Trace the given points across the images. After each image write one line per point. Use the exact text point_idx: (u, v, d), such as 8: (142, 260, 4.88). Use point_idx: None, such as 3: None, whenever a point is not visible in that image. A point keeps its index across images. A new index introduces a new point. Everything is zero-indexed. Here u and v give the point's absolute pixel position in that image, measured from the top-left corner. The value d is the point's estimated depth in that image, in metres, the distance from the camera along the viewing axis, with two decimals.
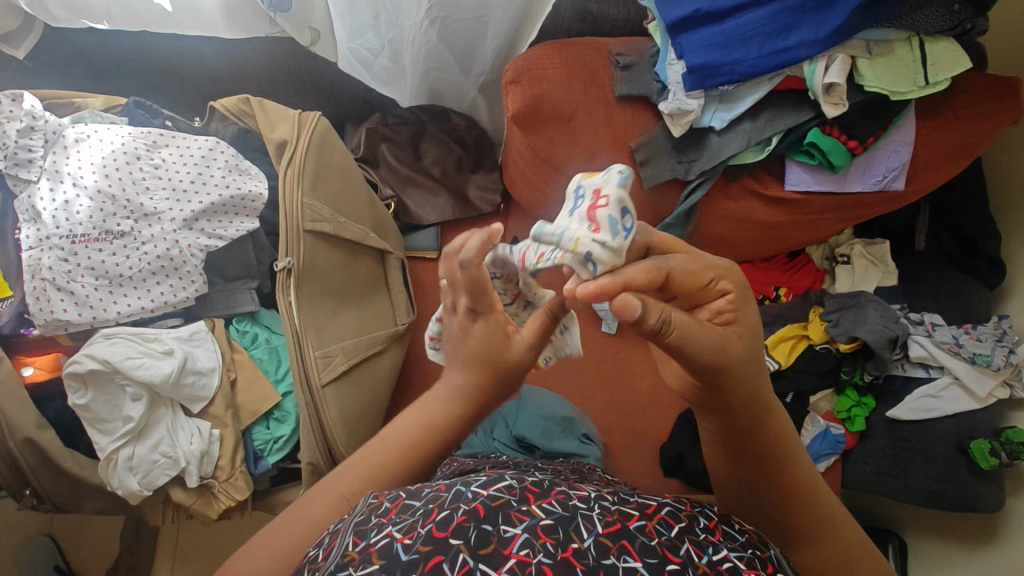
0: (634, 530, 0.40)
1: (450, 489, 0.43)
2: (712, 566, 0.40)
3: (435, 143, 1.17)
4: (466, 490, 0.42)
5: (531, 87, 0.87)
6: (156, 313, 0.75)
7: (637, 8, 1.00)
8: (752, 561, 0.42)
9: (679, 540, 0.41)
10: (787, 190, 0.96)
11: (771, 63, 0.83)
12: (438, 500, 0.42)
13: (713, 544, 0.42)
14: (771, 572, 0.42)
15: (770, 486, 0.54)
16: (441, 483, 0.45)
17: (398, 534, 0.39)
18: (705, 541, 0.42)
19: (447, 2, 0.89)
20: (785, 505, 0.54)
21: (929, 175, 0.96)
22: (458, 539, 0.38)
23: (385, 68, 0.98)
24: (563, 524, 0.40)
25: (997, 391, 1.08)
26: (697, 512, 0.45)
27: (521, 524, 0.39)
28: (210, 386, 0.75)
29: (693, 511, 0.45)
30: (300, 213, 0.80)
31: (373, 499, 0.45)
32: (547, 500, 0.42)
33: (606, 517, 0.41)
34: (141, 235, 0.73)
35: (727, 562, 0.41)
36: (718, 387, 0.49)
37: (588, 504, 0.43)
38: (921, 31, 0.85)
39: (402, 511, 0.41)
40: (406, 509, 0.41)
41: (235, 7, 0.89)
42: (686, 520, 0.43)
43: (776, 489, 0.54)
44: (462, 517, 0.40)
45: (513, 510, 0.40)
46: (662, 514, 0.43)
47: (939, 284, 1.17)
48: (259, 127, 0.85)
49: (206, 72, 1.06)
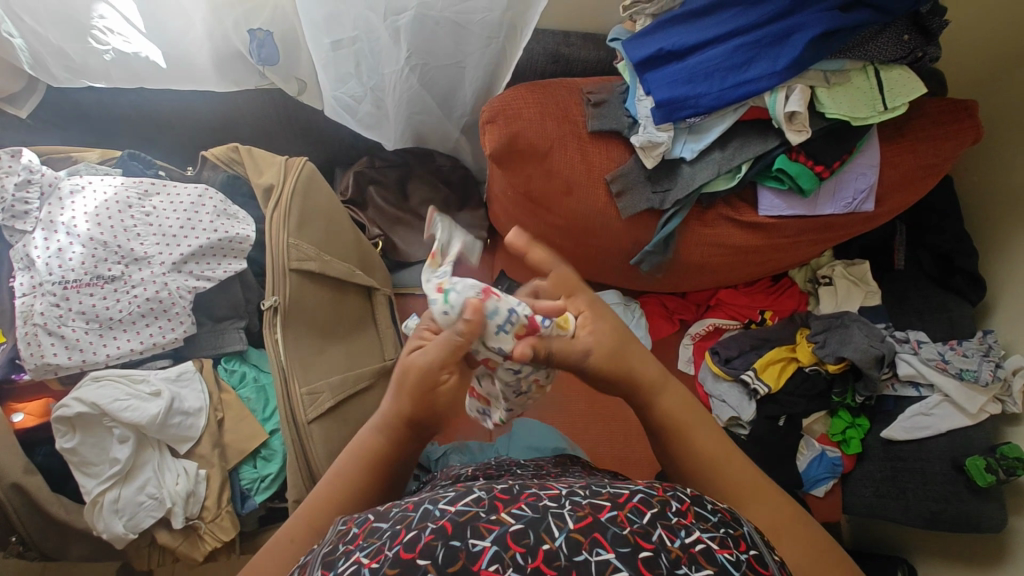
0: (606, 522, 0.41)
1: (417, 508, 0.44)
2: (686, 550, 0.40)
3: (422, 183, 1.21)
4: (434, 509, 0.43)
5: (507, 126, 0.92)
6: (145, 354, 0.77)
7: (606, 50, 1.06)
8: (725, 540, 0.42)
9: (651, 526, 0.41)
10: (760, 215, 1.00)
11: (733, 95, 0.87)
12: (405, 521, 0.42)
13: (684, 527, 0.42)
14: (744, 549, 0.42)
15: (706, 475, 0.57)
16: (409, 502, 0.46)
17: (365, 559, 0.40)
18: (677, 525, 0.42)
19: (425, 50, 0.95)
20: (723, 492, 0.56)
21: (897, 196, 0.99)
22: (425, 559, 0.38)
23: (368, 114, 1.02)
24: (534, 527, 0.40)
25: (989, 406, 1.07)
26: (670, 496, 0.45)
27: (489, 535, 0.40)
28: (197, 426, 0.76)
29: (664, 495, 0.45)
30: (286, 253, 0.83)
31: (342, 526, 0.45)
32: (517, 505, 0.43)
33: (578, 513, 0.42)
34: (131, 279, 0.75)
35: (699, 543, 0.41)
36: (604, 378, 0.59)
37: (559, 503, 0.43)
38: (875, 61, 0.90)
39: (370, 535, 0.42)
40: (373, 532, 0.42)
41: (226, 62, 0.95)
42: (657, 506, 0.44)
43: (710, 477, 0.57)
44: (429, 536, 0.40)
45: (481, 522, 0.41)
46: (633, 502, 0.43)
47: (921, 302, 1.19)
48: (247, 173, 0.89)
49: (200, 124, 1.11)
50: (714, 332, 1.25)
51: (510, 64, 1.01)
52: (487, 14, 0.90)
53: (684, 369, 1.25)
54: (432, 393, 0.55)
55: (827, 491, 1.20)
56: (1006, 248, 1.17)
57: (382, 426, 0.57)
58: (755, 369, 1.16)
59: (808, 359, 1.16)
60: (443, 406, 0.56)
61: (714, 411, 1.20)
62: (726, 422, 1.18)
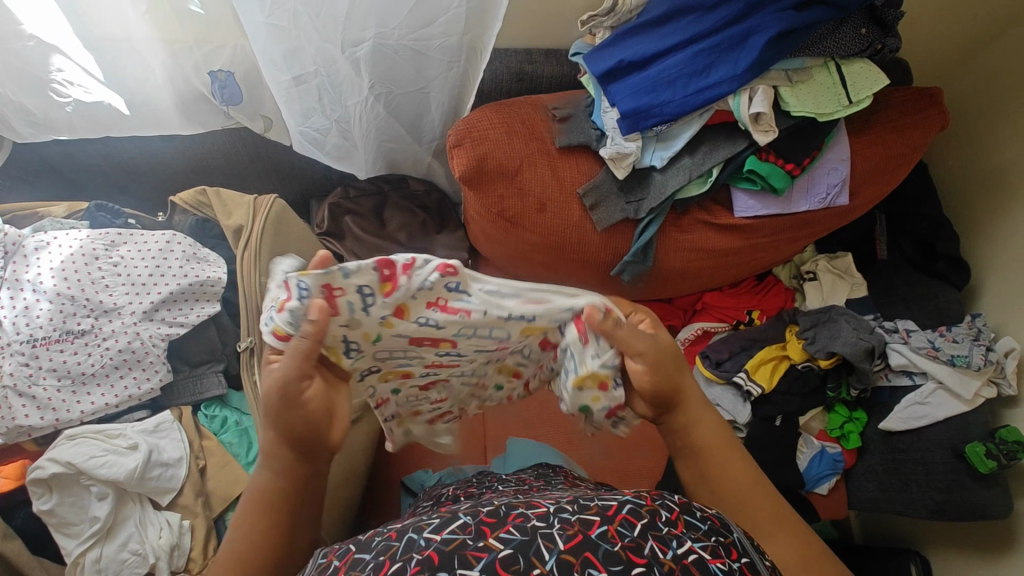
0: (597, 539, 0.40)
1: (401, 537, 0.42)
2: (678, 561, 0.39)
3: (397, 210, 1.22)
4: (419, 538, 0.41)
5: (473, 148, 0.91)
6: (122, 407, 0.75)
7: (569, 65, 1.07)
8: (717, 549, 0.41)
9: (643, 539, 0.40)
10: (737, 217, 0.99)
11: (697, 101, 0.87)
12: (389, 551, 0.41)
13: (676, 538, 0.41)
14: (736, 558, 0.41)
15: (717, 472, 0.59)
16: (392, 529, 0.44)
17: None
18: (669, 536, 0.41)
19: (388, 78, 0.95)
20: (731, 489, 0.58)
21: (871, 187, 0.99)
22: None
23: (336, 145, 1.02)
24: (523, 551, 0.39)
25: (985, 390, 1.06)
26: (660, 504, 0.44)
27: (478, 564, 0.38)
28: (178, 476, 0.74)
29: (654, 504, 0.44)
30: (259, 293, 0.82)
31: (322, 559, 0.44)
32: (504, 528, 0.41)
33: (568, 531, 0.40)
34: (102, 332, 0.74)
35: (692, 554, 0.40)
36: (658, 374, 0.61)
37: (547, 520, 0.41)
38: (836, 56, 0.90)
39: (352, 568, 0.41)
40: (355, 565, 0.41)
41: (190, 105, 0.95)
42: (648, 516, 0.42)
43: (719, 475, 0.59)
44: (416, 567, 0.39)
45: (469, 549, 0.39)
46: (623, 514, 0.42)
47: (908, 290, 1.18)
48: (216, 215, 0.89)
49: (171, 169, 1.11)
50: (703, 336, 1.25)
51: (474, 84, 1.02)
52: (444, 38, 0.90)
53: None
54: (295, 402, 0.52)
55: (831, 488, 1.19)
56: (987, 229, 1.17)
57: (266, 461, 0.55)
58: (747, 370, 1.15)
59: (798, 353, 1.15)
60: (315, 416, 0.53)
61: None
62: None
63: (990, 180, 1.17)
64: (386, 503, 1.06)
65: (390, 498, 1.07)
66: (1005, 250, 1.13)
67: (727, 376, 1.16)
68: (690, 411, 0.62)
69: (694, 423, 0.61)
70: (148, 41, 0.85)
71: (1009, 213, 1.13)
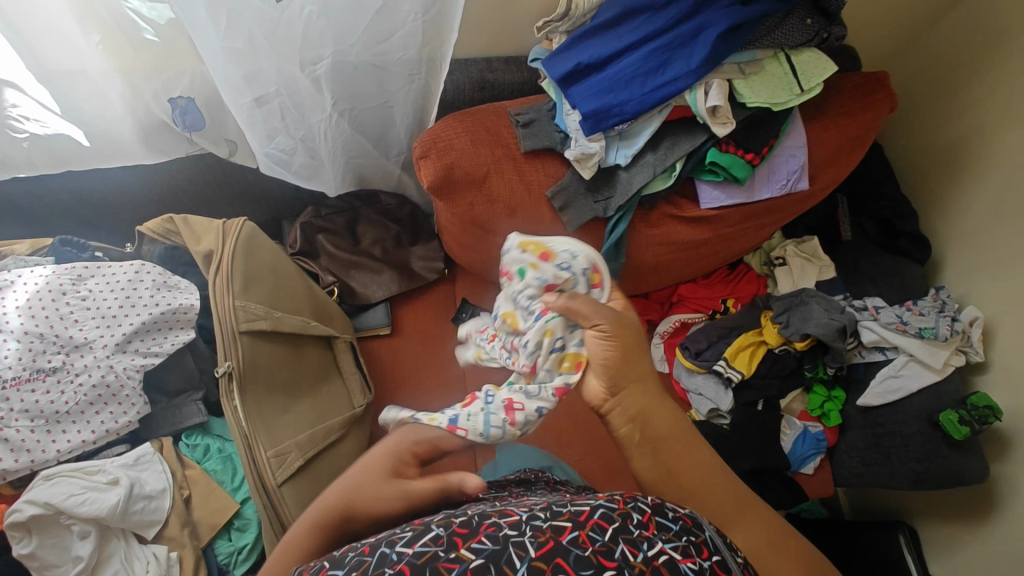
0: (567, 545, 0.41)
1: (374, 551, 0.42)
2: (648, 563, 0.41)
3: (371, 225, 1.23)
4: (391, 553, 0.42)
5: (440, 158, 0.92)
6: (100, 443, 0.74)
7: (529, 70, 1.09)
8: (687, 549, 0.44)
9: (613, 543, 0.42)
10: (702, 209, 1.02)
11: (655, 98, 0.90)
12: (361, 566, 0.41)
13: (647, 540, 0.43)
14: (706, 556, 0.44)
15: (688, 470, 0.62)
16: (365, 544, 0.44)
17: None
18: (640, 538, 0.43)
19: (350, 95, 0.95)
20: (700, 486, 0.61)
21: (829, 170, 1.02)
22: None
23: (303, 164, 1.02)
24: (495, 560, 0.40)
25: (953, 359, 1.09)
26: (631, 507, 0.46)
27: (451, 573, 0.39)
28: (162, 508, 0.73)
29: (626, 507, 0.46)
30: (234, 317, 0.81)
31: None
32: (476, 537, 0.42)
33: (540, 538, 0.42)
34: (74, 368, 0.73)
35: (662, 556, 0.42)
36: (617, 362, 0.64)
37: (519, 529, 0.43)
38: (785, 46, 0.93)
39: None
40: None
41: (152, 134, 0.95)
42: (620, 519, 0.44)
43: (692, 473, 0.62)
44: None
45: (441, 561, 0.40)
46: (594, 520, 0.44)
47: (874, 268, 1.22)
48: (185, 241, 0.88)
49: (137, 200, 1.10)
50: (681, 328, 1.27)
51: (436, 95, 1.03)
52: (403, 52, 0.91)
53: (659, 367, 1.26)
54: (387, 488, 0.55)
55: (816, 467, 1.21)
56: (943, 204, 1.21)
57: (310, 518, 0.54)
58: (727, 357, 1.17)
59: (774, 336, 1.18)
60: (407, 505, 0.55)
61: (693, 406, 1.21)
62: (706, 415, 1.19)
63: (943, 158, 1.21)
64: None
65: None
66: (962, 224, 1.18)
67: (706, 365, 1.18)
68: (653, 398, 0.64)
69: (659, 418, 0.63)
70: (104, 73, 0.85)
71: (963, 188, 1.17)
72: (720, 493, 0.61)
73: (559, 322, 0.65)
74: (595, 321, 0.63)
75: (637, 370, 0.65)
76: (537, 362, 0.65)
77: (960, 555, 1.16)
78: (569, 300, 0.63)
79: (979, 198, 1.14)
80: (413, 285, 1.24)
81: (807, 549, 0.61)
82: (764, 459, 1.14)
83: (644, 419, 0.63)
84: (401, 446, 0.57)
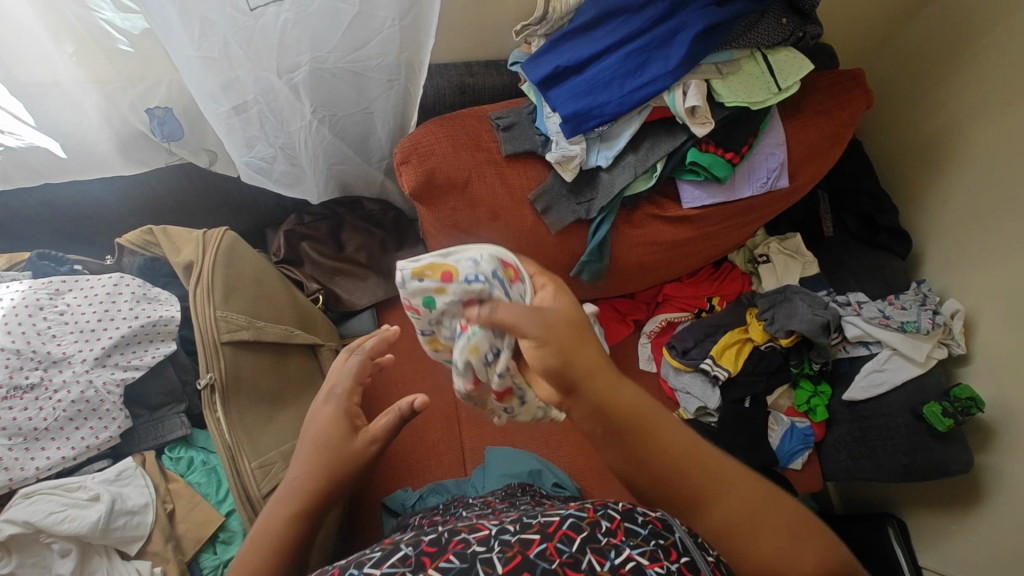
0: (535, 559, 0.50)
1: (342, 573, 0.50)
2: (613, 570, 0.48)
3: (355, 231, 1.23)
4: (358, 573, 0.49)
5: (421, 163, 0.92)
6: (80, 460, 0.73)
7: (508, 74, 1.09)
8: (655, 553, 0.50)
9: (580, 554, 0.50)
10: (685, 208, 1.02)
11: (634, 100, 0.90)
12: None
13: (614, 548, 0.51)
14: (674, 559, 0.50)
15: (660, 457, 0.51)
16: (335, 567, 0.51)
17: None
18: (607, 547, 0.51)
19: (329, 101, 0.95)
20: (672, 472, 0.50)
21: (808, 167, 1.03)
22: None
23: (284, 171, 1.01)
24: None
25: (936, 352, 1.11)
26: (600, 516, 0.55)
27: None
28: (145, 523, 0.71)
29: (596, 516, 0.55)
30: (216, 327, 0.80)
31: None
32: (443, 557, 0.50)
33: (507, 553, 0.50)
34: (53, 383, 0.71)
35: (629, 562, 0.49)
36: (560, 361, 0.51)
37: (489, 546, 0.51)
38: (761, 46, 0.94)
39: None
40: None
41: (130, 144, 0.94)
42: (587, 529, 0.53)
43: (666, 459, 0.50)
44: None
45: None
46: (563, 531, 0.52)
47: (856, 263, 1.23)
48: (164, 252, 0.87)
49: (117, 211, 1.09)
50: (667, 327, 1.27)
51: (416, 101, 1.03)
52: (382, 58, 0.91)
53: (647, 367, 1.26)
54: (348, 440, 0.62)
55: (804, 461, 1.22)
56: (922, 197, 1.22)
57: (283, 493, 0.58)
58: (714, 355, 1.18)
59: (760, 333, 1.19)
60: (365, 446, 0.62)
61: (681, 405, 1.21)
62: (694, 414, 1.19)
63: (921, 152, 1.23)
64: (370, 524, 1.07)
65: (372, 521, 1.07)
66: (942, 217, 1.19)
67: (693, 364, 1.19)
68: (602, 383, 0.51)
69: (618, 404, 0.51)
70: (78, 84, 0.84)
71: (940, 181, 1.18)
72: (685, 477, 0.50)
73: (481, 338, 0.61)
74: (523, 331, 0.52)
75: (585, 361, 0.51)
76: (478, 375, 0.63)
77: (948, 544, 1.18)
78: (491, 313, 0.53)
79: (957, 191, 1.15)
80: (399, 290, 1.24)
81: (804, 514, 0.51)
82: (752, 455, 1.15)
83: (603, 411, 0.51)
84: (345, 396, 0.65)
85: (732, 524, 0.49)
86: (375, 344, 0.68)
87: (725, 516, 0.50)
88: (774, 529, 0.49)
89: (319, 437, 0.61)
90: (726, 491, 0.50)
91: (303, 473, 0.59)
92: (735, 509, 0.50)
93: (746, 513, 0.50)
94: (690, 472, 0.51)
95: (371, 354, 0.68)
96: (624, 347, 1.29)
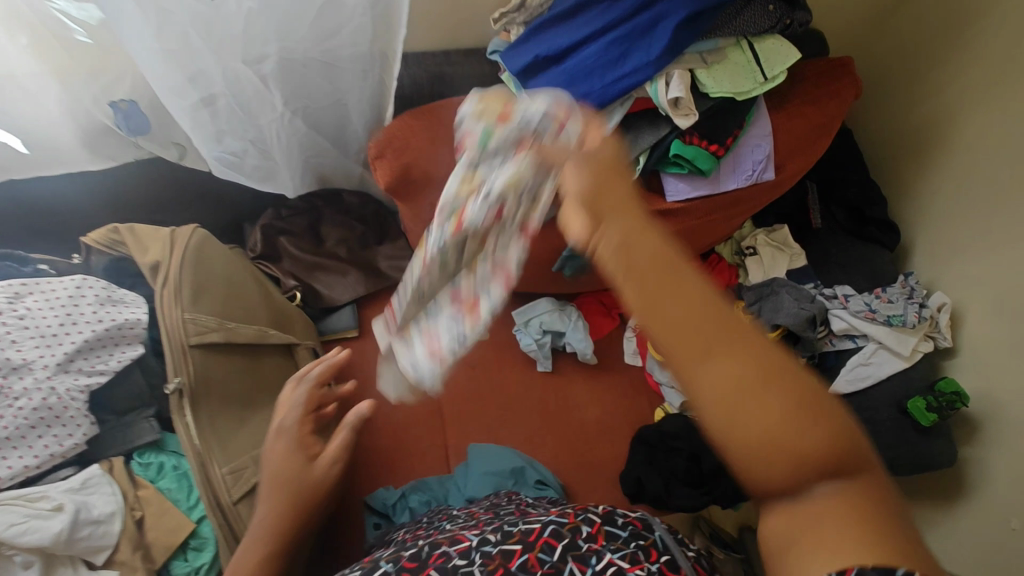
0: (517, 570, 0.51)
1: None
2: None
3: (335, 225, 1.20)
4: None
5: (397, 158, 0.90)
6: (44, 469, 0.71)
7: (488, 63, 1.06)
8: (635, 556, 0.53)
9: (561, 562, 0.52)
10: (669, 202, 0.99)
11: (615, 90, 0.87)
12: None
13: (596, 554, 0.53)
14: (655, 559, 0.53)
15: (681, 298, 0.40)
16: None
17: None
18: (589, 553, 0.53)
19: (301, 93, 0.92)
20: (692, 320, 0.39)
21: (796, 158, 1.00)
22: None
23: (257, 166, 0.98)
24: None
25: (923, 345, 1.10)
26: (581, 521, 0.57)
27: None
28: (112, 531, 0.70)
29: (576, 521, 0.56)
30: (183, 330, 0.78)
31: None
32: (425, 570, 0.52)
33: (490, 566, 0.51)
34: (13, 391, 0.69)
35: (610, 566, 0.51)
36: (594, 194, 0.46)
37: (470, 559, 0.53)
38: (747, 34, 0.91)
39: None
40: None
41: (97, 139, 0.92)
42: (569, 535, 0.54)
43: (686, 301, 0.40)
44: None
45: None
46: (544, 539, 0.54)
47: (843, 255, 1.20)
48: (130, 252, 0.84)
49: (85, 207, 1.05)
50: None
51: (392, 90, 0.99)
52: (354, 48, 0.88)
53: (632, 361, 1.26)
54: (308, 468, 0.72)
55: None
56: (912, 188, 1.20)
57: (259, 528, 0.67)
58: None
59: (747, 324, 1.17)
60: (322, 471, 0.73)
61: (666, 399, 1.22)
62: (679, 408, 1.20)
63: (911, 142, 1.21)
64: (350, 524, 1.05)
65: (355, 521, 1.05)
66: (931, 208, 1.17)
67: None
68: (638, 221, 0.44)
69: (645, 241, 0.42)
70: (34, 76, 0.80)
71: (930, 172, 1.17)
72: (702, 328, 0.39)
73: (525, 168, 0.66)
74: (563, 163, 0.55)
75: (617, 201, 0.46)
76: (503, 208, 0.68)
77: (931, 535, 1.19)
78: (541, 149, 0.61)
79: (948, 182, 1.13)
80: (380, 285, 1.22)
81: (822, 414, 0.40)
82: None
83: (629, 240, 0.42)
84: (294, 427, 0.74)
85: (736, 388, 0.38)
86: (322, 372, 0.79)
87: (732, 378, 0.38)
88: (781, 408, 0.38)
89: (283, 467, 0.71)
90: (742, 357, 0.39)
91: (269, 507, 0.69)
92: (750, 373, 0.38)
93: (758, 383, 0.38)
94: (708, 324, 0.39)
95: (321, 381, 0.78)
96: (610, 341, 1.28)
